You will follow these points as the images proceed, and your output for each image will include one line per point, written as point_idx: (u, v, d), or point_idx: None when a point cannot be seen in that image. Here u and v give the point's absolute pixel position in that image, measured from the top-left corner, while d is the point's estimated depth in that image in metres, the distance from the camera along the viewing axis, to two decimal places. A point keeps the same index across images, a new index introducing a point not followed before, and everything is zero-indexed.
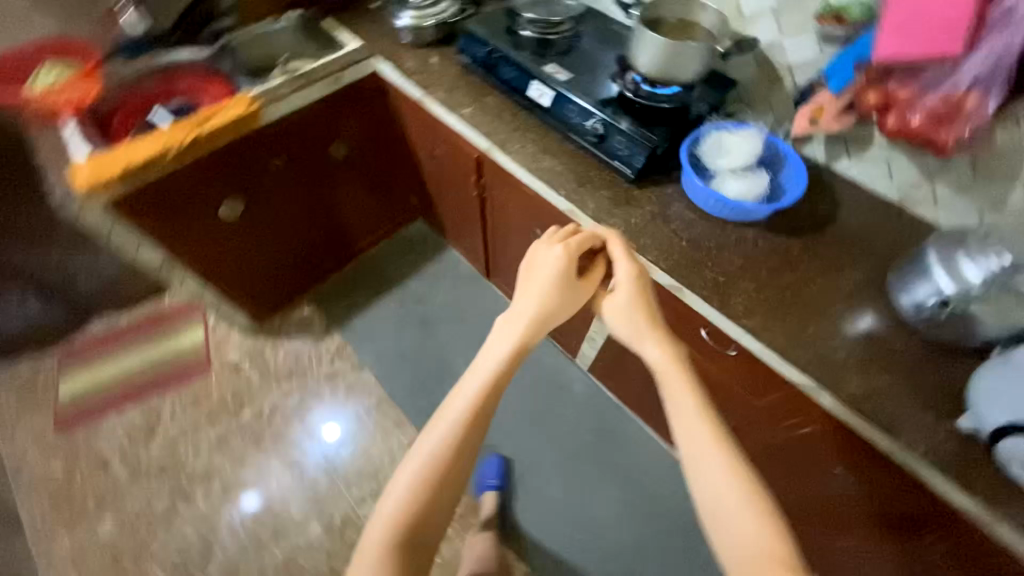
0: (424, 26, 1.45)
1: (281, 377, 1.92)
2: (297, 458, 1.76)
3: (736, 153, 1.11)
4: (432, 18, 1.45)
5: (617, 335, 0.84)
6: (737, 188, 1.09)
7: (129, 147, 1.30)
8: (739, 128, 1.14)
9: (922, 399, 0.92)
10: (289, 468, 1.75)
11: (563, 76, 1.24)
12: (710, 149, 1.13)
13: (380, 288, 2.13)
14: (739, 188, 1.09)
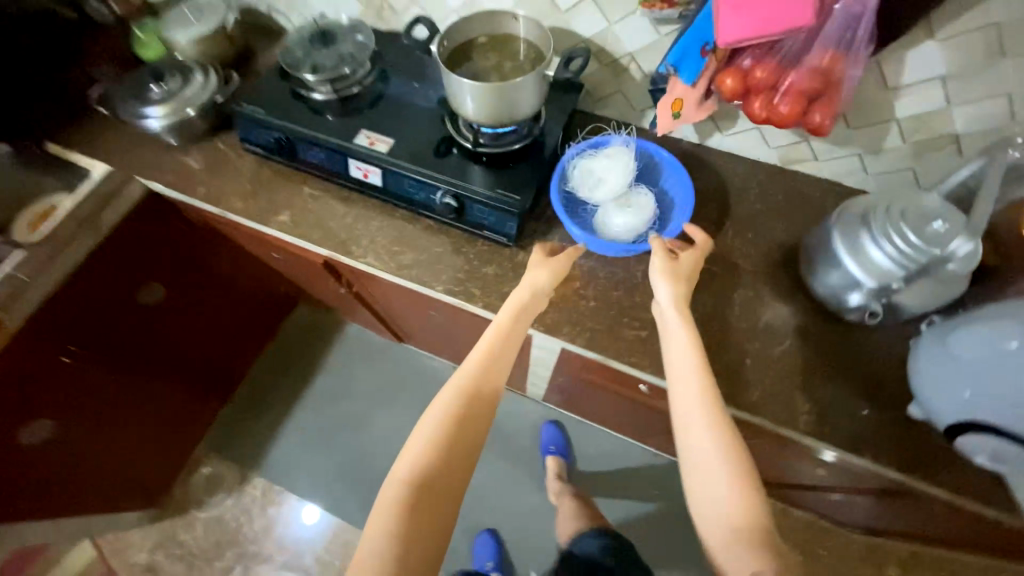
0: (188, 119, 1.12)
1: (210, 555, 1.61)
2: None
3: (609, 181, 0.96)
4: (193, 105, 1.12)
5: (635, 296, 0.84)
6: (624, 222, 0.94)
7: None
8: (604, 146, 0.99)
9: (870, 391, 0.86)
10: None
11: (384, 145, 0.98)
12: (579, 185, 0.97)
13: (285, 402, 1.79)
14: (626, 221, 0.93)
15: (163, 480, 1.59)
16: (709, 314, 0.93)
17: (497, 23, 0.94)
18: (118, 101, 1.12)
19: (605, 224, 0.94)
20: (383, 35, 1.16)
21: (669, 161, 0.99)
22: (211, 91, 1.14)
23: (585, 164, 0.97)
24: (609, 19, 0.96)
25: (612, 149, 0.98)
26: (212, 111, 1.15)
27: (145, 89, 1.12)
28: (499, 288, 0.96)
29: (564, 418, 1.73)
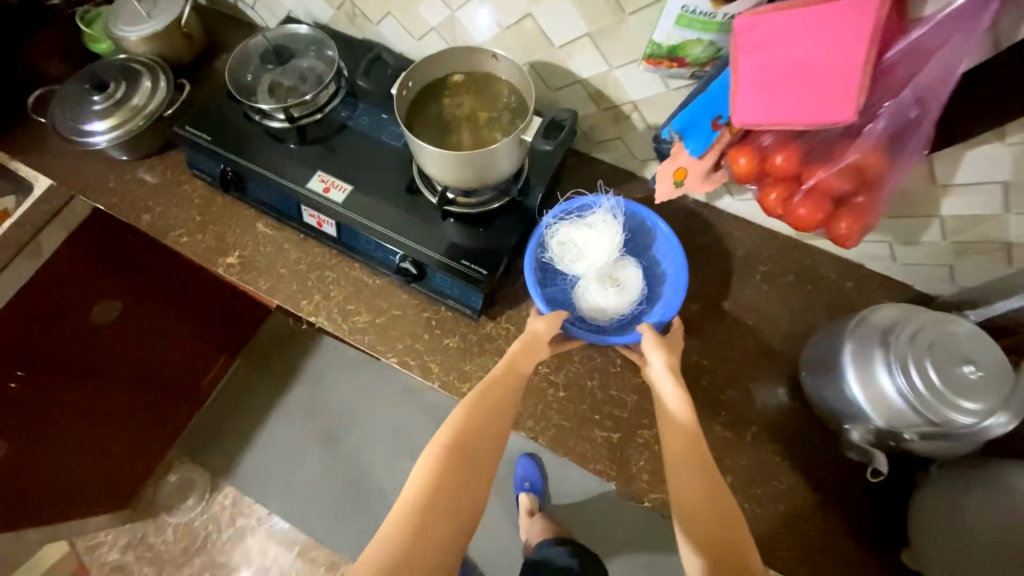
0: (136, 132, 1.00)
1: (179, 558, 1.62)
2: None
3: (590, 256, 0.83)
4: (141, 116, 1.00)
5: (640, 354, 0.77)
6: (603, 308, 0.81)
7: None
8: (587, 212, 0.85)
9: (861, 525, 0.77)
10: None
11: (341, 193, 0.87)
12: (556, 255, 0.84)
13: (258, 409, 1.75)
14: (605, 307, 0.81)
15: (131, 486, 1.57)
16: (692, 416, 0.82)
17: (475, 61, 0.79)
18: (60, 112, 1.01)
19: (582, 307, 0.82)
20: (355, 48, 1.01)
21: (665, 236, 0.85)
22: (156, 104, 1.01)
23: (566, 229, 0.84)
24: (609, 63, 0.80)
25: (599, 215, 0.84)
26: (160, 127, 1.02)
27: (87, 98, 1.00)
28: (459, 366, 0.86)
29: (541, 451, 1.63)
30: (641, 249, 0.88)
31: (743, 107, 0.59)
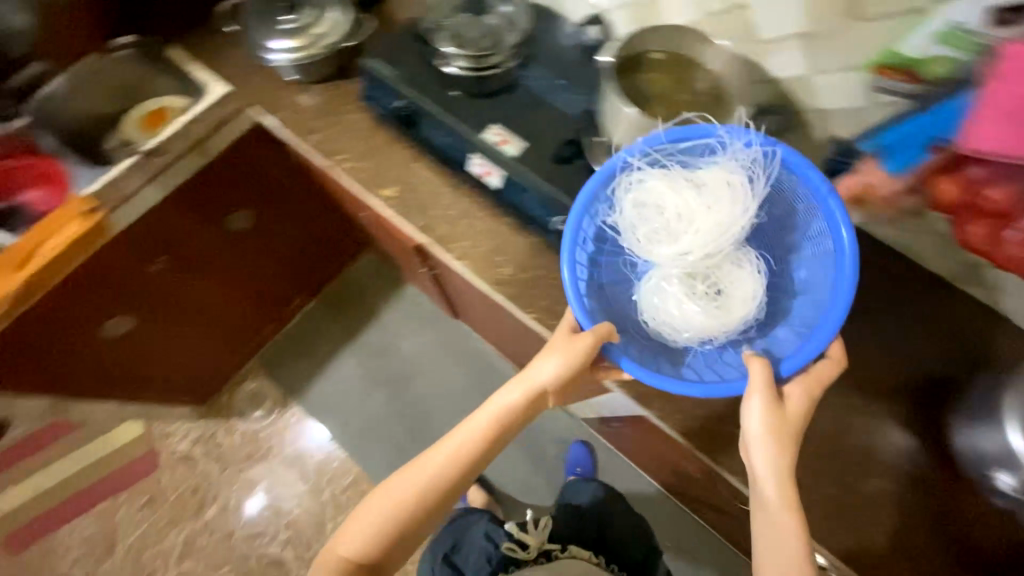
0: (312, 61, 1.06)
1: (241, 462, 1.73)
2: (274, 552, 1.63)
3: (681, 239, 0.73)
4: (318, 45, 1.06)
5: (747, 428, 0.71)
6: (684, 313, 0.73)
7: None
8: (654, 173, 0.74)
9: (965, 570, 0.77)
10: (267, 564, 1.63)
11: (513, 148, 0.92)
12: (632, 228, 0.74)
13: (333, 342, 1.84)
14: (689, 317, 0.73)
15: (211, 382, 1.71)
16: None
17: (680, 43, 0.82)
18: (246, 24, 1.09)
19: (644, 305, 0.76)
20: (536, 13, 1.04)
21: (842, 243, 0.68)
22: (339, 35, 1.07)
23: (654, 190, 0.73)
24: (811, 69, 0.80)
25: (711, 179, 0.73)
26: (338, 57, 1.09)
27: (275, 18, 1.08)
28: None
29: (594, 439, 1.66)
30: (762, 232, 0.78)
31: (974, 133, 0.59)
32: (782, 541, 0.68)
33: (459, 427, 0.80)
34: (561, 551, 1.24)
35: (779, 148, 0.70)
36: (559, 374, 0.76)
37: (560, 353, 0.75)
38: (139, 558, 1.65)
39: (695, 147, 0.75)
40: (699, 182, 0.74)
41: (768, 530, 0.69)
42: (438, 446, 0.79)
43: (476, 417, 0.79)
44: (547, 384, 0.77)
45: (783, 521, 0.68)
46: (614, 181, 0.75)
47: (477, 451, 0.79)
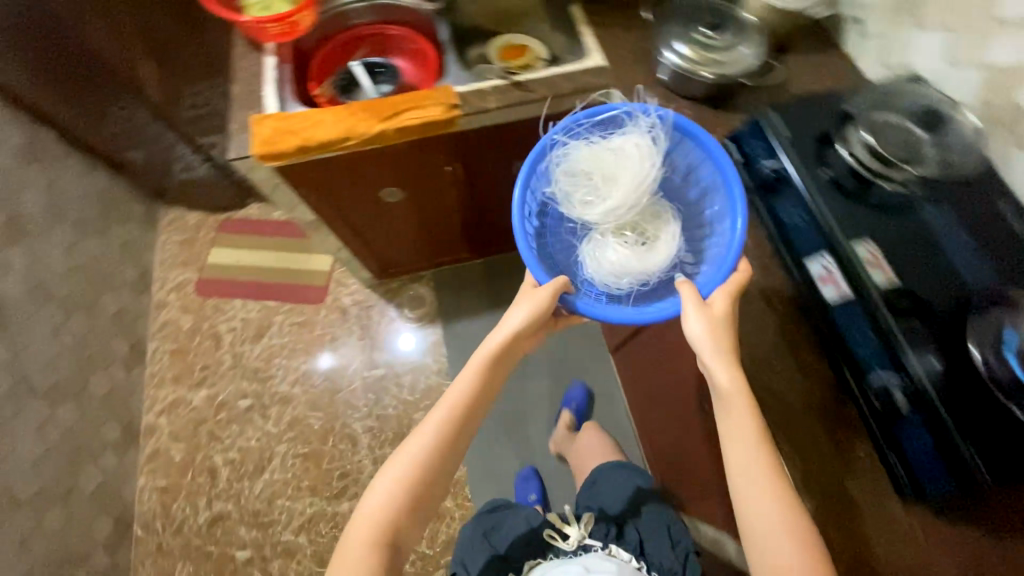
0: (694, 77, 1.09)
1: (378, 342, 1.90)
2: (358, 429, 1.78)
3: (599, 195, 0.90)
4: (711, 68, 1.08)
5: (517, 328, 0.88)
6: (624, 261, 0.90)
7: (312, 117, 1.13)
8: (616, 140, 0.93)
9: None
10: (348, 433, 1.77)
11: (880, 277, 0.86)
12: (570, 195, 0.92)
13: (500, 299, 1.94)
14: (632, 264, 0.90)
15: (397, 267, 1.90)
16: (881, 523, 0.82)
17: None
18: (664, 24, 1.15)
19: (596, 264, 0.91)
20: (967, 152, 0.93)
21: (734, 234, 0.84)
22: (746, 69, 1.08)
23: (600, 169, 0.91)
24: None
25: (627, 149, 0.92)
26: (719, 89, 1.10)
27: (691, 27, 1.13)
28: (839, 494, 0.84)
29: None
30: (701, 239, 0.94)
31: None
32: (753, 466, 0.76)
33: (451, 390, 0.88)
34: (601, 547, 1.19)
35: (671, 114, 0.90)
36: (529, 317, 0.87)
37: (523, 305, 0.87)
38: (267, 360, 1.88)
39: (610, 123, 0.95)
40: (615, 148, 0.92)
41: (745, 458, 0.77)
42: (437, 409, 0.87)
43: (466, 377, 0.88)
44: (518, 332, 0.87)
45: (762, 457, 0.77)
46: (558, 159, 0.92)
47: (477, 395, 0.89)
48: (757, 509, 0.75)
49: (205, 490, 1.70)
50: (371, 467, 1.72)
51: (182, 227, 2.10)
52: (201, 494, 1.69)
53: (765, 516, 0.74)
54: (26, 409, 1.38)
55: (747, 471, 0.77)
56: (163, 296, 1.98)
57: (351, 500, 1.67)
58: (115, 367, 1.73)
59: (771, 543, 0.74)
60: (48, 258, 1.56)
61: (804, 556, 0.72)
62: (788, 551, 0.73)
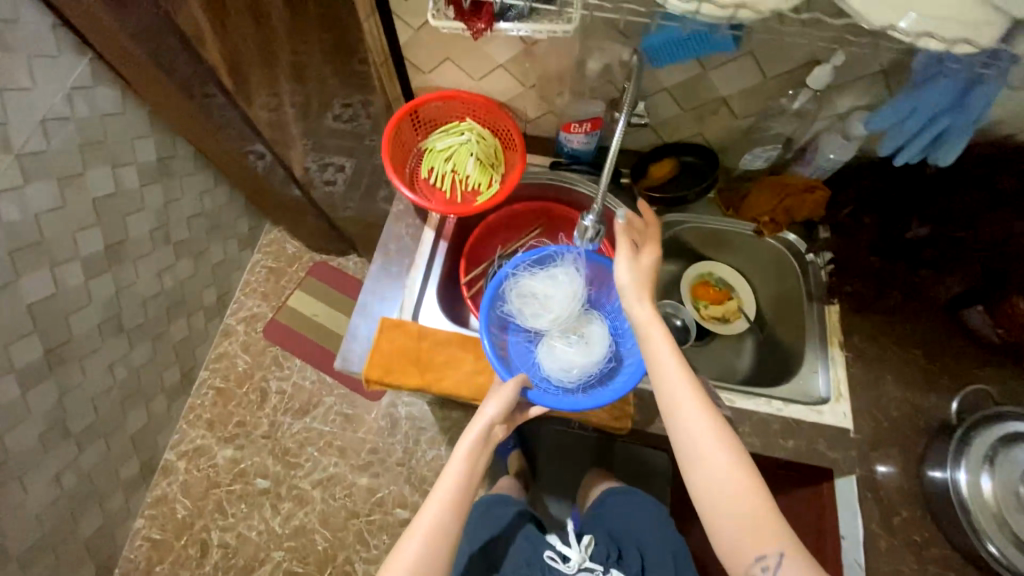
0: (972, 530, 0.74)
1: (415, 476, 1.68)
2: (359, 572, 1.57)
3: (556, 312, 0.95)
4: (1001, 544, 0.73)
5: (494, 415, 0.82)
6: (574, 356, 0.95)
7: (447, 354, 0.88)
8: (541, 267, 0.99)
9: None
10: (348, 572, 1.57)
11: None
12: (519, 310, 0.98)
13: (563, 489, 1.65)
14: (577, 357, 0.95)
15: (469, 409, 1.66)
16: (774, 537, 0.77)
17: None
18: (983, 436, 0.77)
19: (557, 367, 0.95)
20: None
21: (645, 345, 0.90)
22: None
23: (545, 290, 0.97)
24: None
25: (558, 272, 0.98)
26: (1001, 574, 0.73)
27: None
28: None
29: None
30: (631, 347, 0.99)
31: None
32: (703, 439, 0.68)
33: (438, 487, 0.81)
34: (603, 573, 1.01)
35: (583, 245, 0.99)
36: (502, 410, 0.82)
37: (494, 401, 0.82)
38: (300, 445, 1.71)
39: (545, 259, 0.99)
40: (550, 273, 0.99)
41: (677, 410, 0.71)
42: (426, 508, 0.80)
43: (455, 466, 0.81)
44: (490, 420, 0.81)
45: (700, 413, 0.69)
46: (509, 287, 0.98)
47: (467, 475, 0.81)
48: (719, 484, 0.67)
49: (190, 565, 1.57)
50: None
51: (278, 255, 1.97)
52: (185, 568, 1.57)
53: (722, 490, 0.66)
54: (52, 454, 1.29)
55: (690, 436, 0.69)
56: (232, 323, 1.87)
57: None
58: (157, 400, 1.62)
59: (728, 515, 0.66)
60: (134, 285, 1.45)
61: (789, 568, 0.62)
62: (755, 536, 0.64)
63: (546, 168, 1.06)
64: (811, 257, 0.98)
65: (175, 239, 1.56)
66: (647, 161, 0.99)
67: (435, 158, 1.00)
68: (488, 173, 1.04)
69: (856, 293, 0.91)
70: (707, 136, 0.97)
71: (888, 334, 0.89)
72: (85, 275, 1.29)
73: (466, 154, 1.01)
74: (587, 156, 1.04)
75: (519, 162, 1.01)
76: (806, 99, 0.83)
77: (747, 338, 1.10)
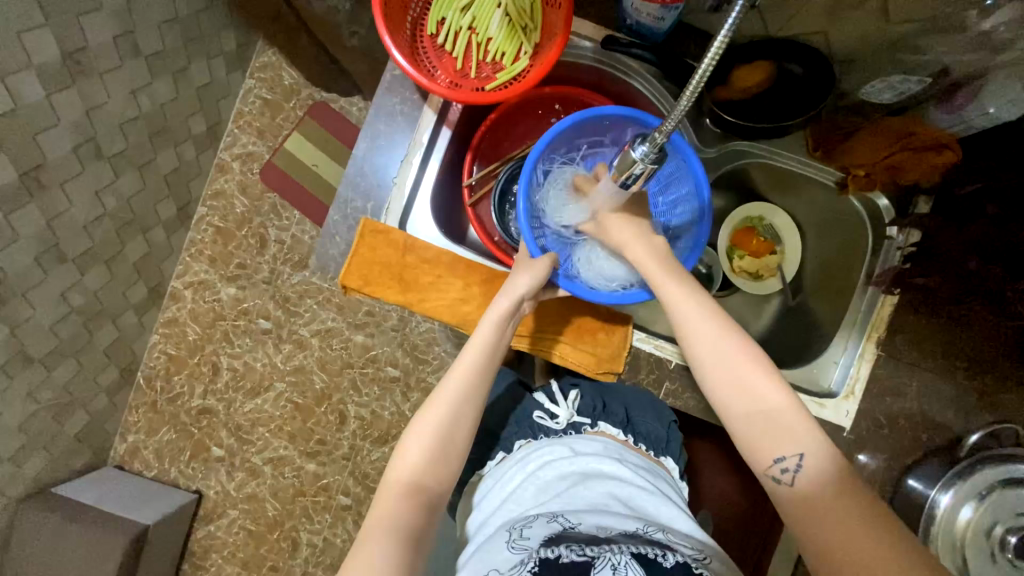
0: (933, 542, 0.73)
1: (410, 342, 1.57)
2: (353, 418, 1.59)
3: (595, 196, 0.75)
4: (955, 560, 0.72)
5: (522, 289, 0.69)
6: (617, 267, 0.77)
7: (436, 276, 0.79)
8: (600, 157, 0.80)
9: None
10: (343, 414, 1.59)
11: None
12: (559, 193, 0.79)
13: None
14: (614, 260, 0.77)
15: None
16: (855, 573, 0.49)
17: None
18: (985, 473, 0.72)
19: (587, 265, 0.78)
20: None
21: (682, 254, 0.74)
22: None
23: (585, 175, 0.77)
24: None
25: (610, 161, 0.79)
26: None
27: (1002, 508, 0.72)
28: None
29: None
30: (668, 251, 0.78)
31: None
32: (756, 386, 0.58)
33: (459, 363, 0.66)
34: (589, 425, 0.73)
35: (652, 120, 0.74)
36: (539, 280, 0.70)
37: (533, 270, 0.70)
38: (299, 294, 1.60)
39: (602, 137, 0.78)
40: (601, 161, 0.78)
41: (712, 359, 0.60)
42: (448, 382, 0.65)
43: (481, 335, 0.67)
44: (520, 295, 0.69)
45: (740, 361, 0.59)
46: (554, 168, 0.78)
47: (491, 352, 0.67)
48: (778, 430, 0.56)
49: (204, 381, 1.62)
50: (346, 450, 1.58)
51: (274, 85, 1.61)
52: (200, 382, 1.61)
53: (771, 442, 0.56)
54: (53, 275, 1.22)
55: (724, 382, 0.59)
56: (226, 160, 1.61)
57: (319, 472, 1.59)
58: (156, 232, 1.49)
59: (780, 465, 0.55)
60: (105, 105, 1.20)
61: (833, 520, 0.51)
62: (814, 494, 0.53)
63: (592, 45, 0.79)
64: (893, 233, 0.80)
65: (147, 52, 1.24)
66: (732, 62, 0.75)
67: (446, 8, 0.75)
68: (515, 39, 0.77)
69: (926, 285, 0.76)
70: (829, 37, 0.71)
71: (940, 340, 0.76)
72: (44, 88, 1.06)
73: (490, 11, 0.76)
74: (654, 37, 0.76)
75: (562, 30, 0.71)
76: (1007, 20, 0.58)
77: (774, 299, 0.94)
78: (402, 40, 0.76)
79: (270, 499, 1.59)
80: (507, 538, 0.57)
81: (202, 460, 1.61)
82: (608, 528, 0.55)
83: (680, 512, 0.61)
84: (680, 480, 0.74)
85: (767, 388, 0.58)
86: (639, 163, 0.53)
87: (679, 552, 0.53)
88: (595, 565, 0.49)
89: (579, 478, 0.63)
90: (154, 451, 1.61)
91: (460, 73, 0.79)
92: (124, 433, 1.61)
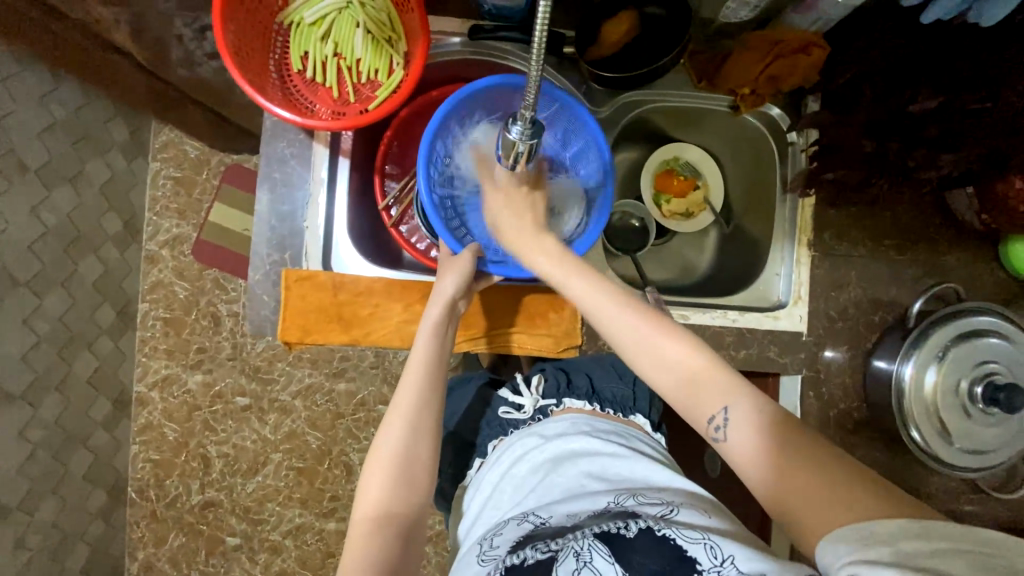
0: (908, 409, 0.75)
1: (393, 374, 1.55)
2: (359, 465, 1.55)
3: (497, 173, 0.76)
4: (927, 418, 0.74)
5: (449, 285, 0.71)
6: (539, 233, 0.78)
7: (373, 306, 0.78)
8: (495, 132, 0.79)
9: None
10: (348, 465, 1.56)
11: None
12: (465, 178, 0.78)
13: None
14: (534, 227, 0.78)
15: None
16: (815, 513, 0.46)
17: None
18: (941, 334, 0.75)
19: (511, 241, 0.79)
20: None
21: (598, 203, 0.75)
22: (959, 453, 0.74)
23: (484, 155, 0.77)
24: None
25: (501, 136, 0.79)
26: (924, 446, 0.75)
27: (963, 362, 0.74)
28: None
29: None
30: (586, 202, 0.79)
31: None
32: (668, 352, 0.57)
33: (405, 384, 0.65)
34: (556, 405, 0.73)
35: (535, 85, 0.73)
36: (465, 276, 0.71)
37: (456, 268, 0.71)
38: (269, 360, 1.56)
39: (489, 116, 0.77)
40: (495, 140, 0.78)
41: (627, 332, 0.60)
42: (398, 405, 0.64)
43: (420, 346, 0.68)
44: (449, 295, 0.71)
45: (650, 329, 0.59)
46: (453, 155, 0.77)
47: (435, 361, 0.67)
48: (704, 392, 0.55)
49: (197, 475, 1.55)
50: None
51: (180, 162, 1.56)
52: (195, 478, 1.55)
53: (700, 404, 0.55)
54: (4, 418, 1.15)
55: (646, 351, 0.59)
56: (155, 250, 1.55)
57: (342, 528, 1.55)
58: (101, 343, 1.42)
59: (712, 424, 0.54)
60: (5, 231, 1.13)
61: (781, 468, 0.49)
62: (748, 443, 0.52)
63: (460, 40, 0.80)
64: (793, 137, 0.84)
65: (34, 165, 1.18)
66: (597, 20, 0.76)
67: (304, 41, 0.74)
68: (384, 53, 0.76)
69: (836, 180, 0.78)
70: None
71: (861, 226, 0.81)
72: None
73: (350, 32, 0.75)
74: (516, 16, 0.77)
75: (421, 31, 0.70)
76: None
77: (711, 232, 0.97)
78: (271, 86, 0.75)
79: (300, 570, 1.55)
80: (478, 551, 0.58)
81: (220, 554, 1.55)
82: (578, 512, 0.56)
83: (652, 467, 0.61)
84: (655, 432, 0.74)
85: (684, 352, 0.57)
86: (519, 142, 0.53)
87: (643, 516, 0.53)
88: (558, 558, 0.51)
89: (551, 466, 0.63)
90: (168, 560, 1.55)
91: (341, 101, 0.78)
92: (132, 553, 1.54)
